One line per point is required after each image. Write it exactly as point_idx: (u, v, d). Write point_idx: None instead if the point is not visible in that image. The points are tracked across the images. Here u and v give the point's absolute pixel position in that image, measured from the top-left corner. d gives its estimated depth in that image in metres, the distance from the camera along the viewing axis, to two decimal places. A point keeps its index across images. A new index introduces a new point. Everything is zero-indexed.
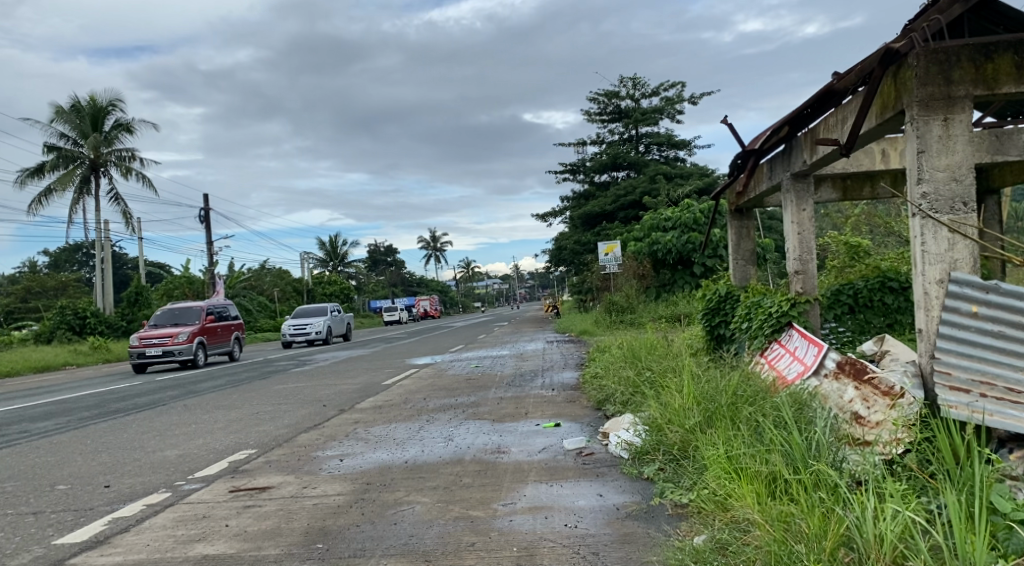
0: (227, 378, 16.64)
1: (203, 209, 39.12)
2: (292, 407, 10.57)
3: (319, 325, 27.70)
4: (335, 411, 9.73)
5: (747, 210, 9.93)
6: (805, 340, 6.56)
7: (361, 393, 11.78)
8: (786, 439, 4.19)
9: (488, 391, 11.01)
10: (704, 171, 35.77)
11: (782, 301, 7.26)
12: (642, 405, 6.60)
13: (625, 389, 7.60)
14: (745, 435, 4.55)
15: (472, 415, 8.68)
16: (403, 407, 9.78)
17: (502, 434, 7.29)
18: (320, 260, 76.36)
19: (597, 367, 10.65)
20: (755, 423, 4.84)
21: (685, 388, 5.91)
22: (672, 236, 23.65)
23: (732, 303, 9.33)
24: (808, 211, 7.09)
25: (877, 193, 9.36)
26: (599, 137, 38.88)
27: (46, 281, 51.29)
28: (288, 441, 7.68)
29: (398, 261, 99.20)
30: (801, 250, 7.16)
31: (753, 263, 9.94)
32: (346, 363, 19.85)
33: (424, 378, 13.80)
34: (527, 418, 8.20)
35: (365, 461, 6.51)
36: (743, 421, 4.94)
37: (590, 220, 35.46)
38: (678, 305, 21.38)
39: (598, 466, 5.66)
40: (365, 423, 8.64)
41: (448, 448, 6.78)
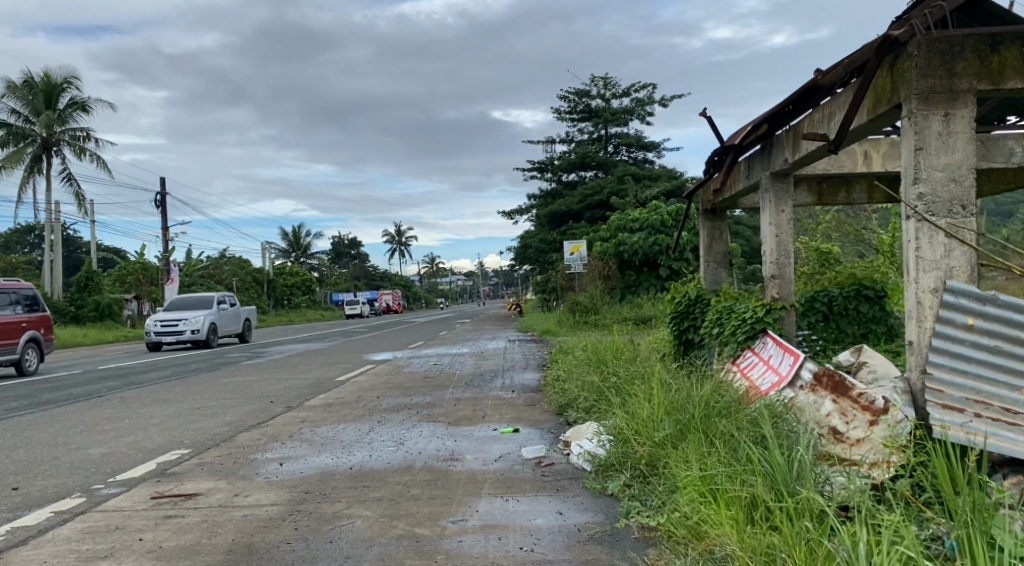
0: (173, 369, 15.83)
1: (160, 192, 37.80)
2: (237, 403, 9.94)
3: (196, 323, 21.98)
4: (282, 409, 9.15)
5: (719, 211, 9.63)
6: (780, 348, 6.27)
7: (312, 390, 11.19)
8: (766, 459, 3.84)
9: (445, 391, 10.50)
10: (672, 174, 35.74)
11: (756, 307, 6.94)
12: (607, 413, 6.21)
13: (589, 396, 7.20)
14: (721, 452, 4.19)
15: (427, 417, 8.19)
16: (355, 406, 9.24)
17: (457, 439, 6.82)
18: (281, 250, 74.88)
19: (559, 369, 10.27)
20: (730, 438, 4.49)
21: (655, 397, 5.53)
22: (638, 237, 23.46)
23: (702, 307, 9.02)
24: (786, 212, 6.79)
25: (852, 199, 9.19)
26: (568, 136, 38.64)
27: None
28: (225, 442, 7.09)
29: (362, 254, 97.81)
30: (777, 255, 6.84)
31: (723, 265, 9.69)
32: (301, 357, 19.14)
33: (380, 375, 13.26)
34: (484, 421, 7.75)
35: (307, 466, 5.98)
36: (717, 436, 4.58)
37: (557, 218, 35.07)
38: (643, 307, 21.13)
39: (558, 479, 5.26)
40: (312, 423, 8.09)
41: (399, 453, 6.28)
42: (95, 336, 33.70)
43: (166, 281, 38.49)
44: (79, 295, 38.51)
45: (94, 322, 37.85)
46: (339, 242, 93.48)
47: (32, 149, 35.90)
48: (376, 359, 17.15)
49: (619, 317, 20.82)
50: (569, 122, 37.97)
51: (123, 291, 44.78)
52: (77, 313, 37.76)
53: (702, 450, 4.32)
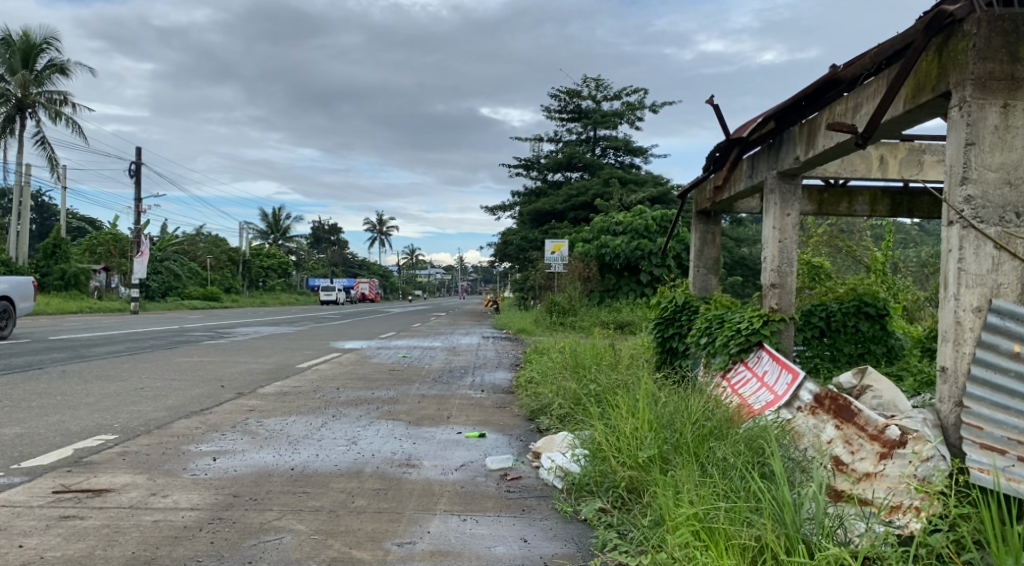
0: (127, 345, 14.94)
1: (134, 161, 36.53)
2: (184, 385, 9.16)
3: None
4: (231, 396, 8.42)
5: (714, 214, 9.07)
6: (776, 365, 5.76)
7: (267, 376, 10.46)
8: (775, 497, 3.26)
9: (411, 386, 9.81)
10: (659, 180, 35.28)
11: (753, 318, 6.37)
12: (583, 424, 5.62)
13: (564, 402, 6.59)
14: (716, 487, 3.62)
15: (386, 414, 7.51)
16: (311, 397, 8.52)
17: (416, 442, 6.17)
18: (259, 231, 73.57)
19: (533, 370, 9.69)
20: (725, 469, 3.93)
21: (639, 411, 4.94)
22: (621, 241, 22.93)
23: (689, 313, 8.46)
24: (792, 216, 6.21)
25: (853, 212, 8.66)
26: (557, 135, 38.09)
27: None
28: (159, 429, 6.35)
29: (341, 240, 96.51)
30: (780, 262, 6.25)
31: (714, 273, 9.12)
32: (265, 340, 18.30)
33: (344, 364, 12.53)
34: (448, 423, 7.09)
35: (243, 464, 5.29)
36: (712, 465, 3.99)
37: (540, 216, 34.44)
38: (622, 312, 20.57)
39: (524, 496, 4.65)
40: (261, 412, 7.37)
41: (349, 455, 5.61)
42: (57, 305, 32.46)
43: (135, 253, 37.25)
44: (44, 262, 37.14)
45: (58, 290, 36.56)
46: (319, 226, 91.97)
47: (5, 109, 34.54)
48: (342, 347, 16.42)
49: (598, 321, 20.23)
50: (558, 121, 37.40)
51: (91, 262, 43.40)
52: (40, 280, 36.40)
53: (693, 482, 3.75)
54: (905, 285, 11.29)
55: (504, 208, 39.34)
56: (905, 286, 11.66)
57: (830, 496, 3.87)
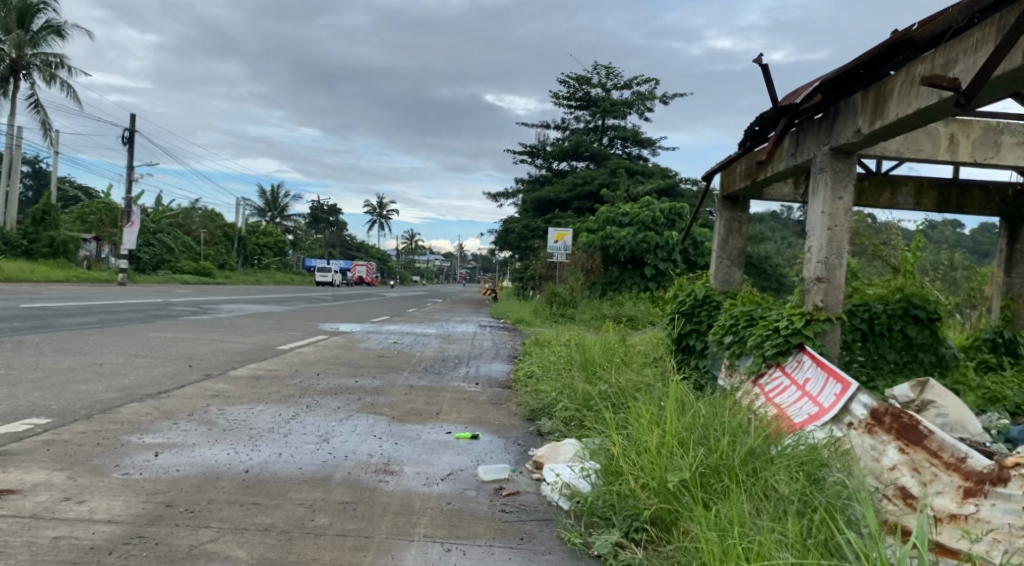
0: (101, 317, 14.05)
1: (128, 129, 35.36)
2: (149, 364, 8.30)
3: None
4: (198, 377, 7.59)
5: (741, 200, 8.32)
6: (822, 371, 4.97)
7: (244, 357, 9.62)
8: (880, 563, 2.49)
9: (399, 376, 8.96)
10: (667, 172, 34.43)
11: (792, 316, 5.54)
12: (592, 432, 4.82)
13: (571, 402, 5.78)
14: (775, 537, 2.83)
15: (367, 407, 6.66)
16: (286, 383, 7.67)
17: (399, 442, 5.33)
18: (257, 208, 72.59)
19: (533, 364, 8.90)
20: (777, 511, 3.14)
21: (663, 421, 4.13)
22: (627, 232, 22.10)
23: (710, 309, 7.69)
24: (845, 200, 5.37)
25: (895, 205, 7.88)
26: (563, 122, 37.16)
27: None
28: (102, 413, 5.51)
29: (340, 221, 95.40)
30: (828, 253, 5.41)
31: (738, 265, 8.33)
32: (251, 318, 17.42)
33: (329, 348, 11.70)
34: (437, 421, 6.26)
35: (189, 461, 4.46)
36: (774, 504, 3.20)
37: (543, 205, 33.56)
38: (625, 306, 19.75)
39: (524, 519, 3.82)
40: (226, 399, 6.53)
41: (318, 455, 4.80)
42: (43, 273, 31.47)
43: (126, 224, 36.20)
44: (33, 229, 36.02)
45: (46, 258, 35.54)
46: (319, 207, 91.24)
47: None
48: (331, 330, 15.55)
49: (600, 314, 19.40)
50: (566, 108, 36.41)
51: (84, 231, 42.35)
52: (29, 247, 35.47)
53: (743, 528, 2.97)
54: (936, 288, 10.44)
55: (508, 195, 38.50)
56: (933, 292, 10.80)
57: (936, 555, 3.35)
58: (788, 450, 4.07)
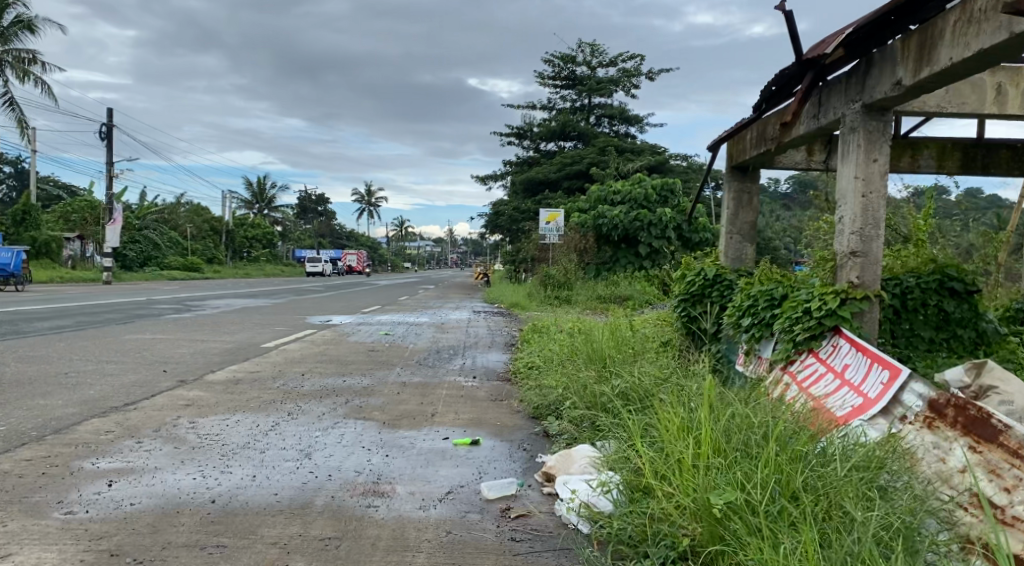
0: (77, 319, 13.33)
1: (106, 124, 34.33)
2: (120, 370, 7.66)
3: None
4: (171, 384, 6.97)
5: (751, 171, 7.75)
6: (866, 358, 4.42)
7: (224, 358, 9.00)
8: None
9: (390, 372, 8.36)
10: (656, 149, 33.86)
11: (823, 295, 4.99)
12: (612, 435, 4.29)
13: (581, 400, 5.25)
14: None
15: (355, 412, 6.07)
16: (267, 386, 7.08)
17: (389, 454, 4.76)
18: (244, 201, 71.65)
19: (532, 354, 8.37)
20: (848, 547, 2.64)
21: (695, 425, 3.60)
22: (620, 211, 21.49)
23: (723, 289, 7.17)
24: (881, 161, 4.82)
25: (917, 167, 7.27)
26: (550, 103, 36.44)
27: None
28: (54, 434, 4.88)
29: (328, 211, 94.37)
30: (864, 222, 4.87)
31: (750, 240, 7.82)
32: (236, 314, 16.73)
33: (316, 344, 11.10)
34: (431, 424, 5.69)
35: (146, 491, 3.84)
36: (850, 537, 2.68)
37: (532, 186, 32.79)
38: (621, 287, 19.20)
39: (538, 551, 3.25)
40: (198, 409, 5.90)
41: (298, 476, 4.20)
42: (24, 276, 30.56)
43: (107, 221, 35.25)
44: (13, 230, 34.94)
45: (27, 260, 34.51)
46: (306, 198, 90.35)
47: None
48: (319, 323, 14.92)
49: (598, 296, 18.82)
50: (552, 87, 35.67)
51: (65, 229, 41.31)
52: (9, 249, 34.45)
53: None
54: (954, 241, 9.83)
55: (497, 177, 37.81)
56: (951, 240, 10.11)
57: None
58: (835, 447, 3.57)
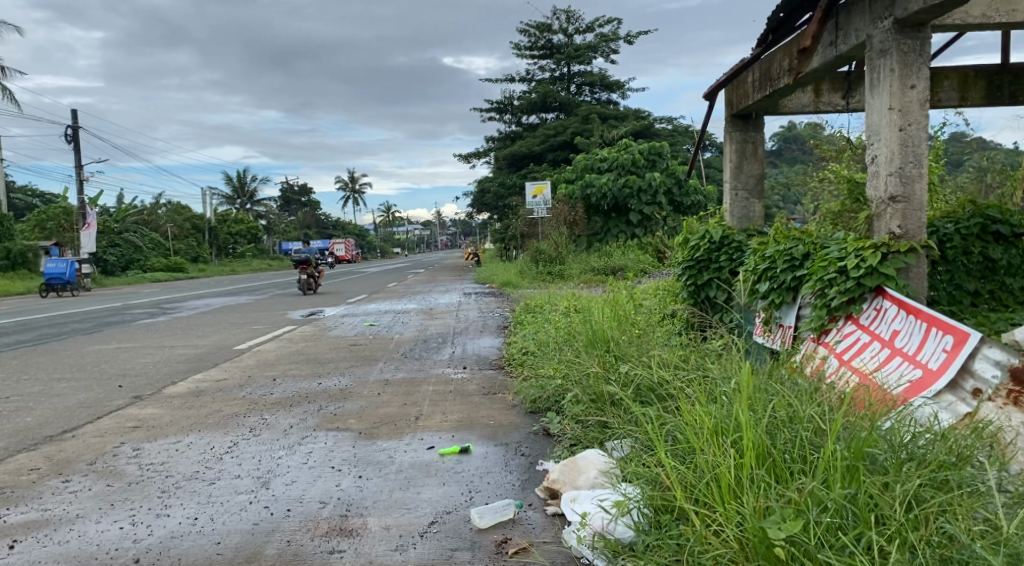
0: (38, 333, 12.28)
1: (73, 124, 32.77)
2: (69, 388, 6.74)
3: None
4: (122, 401, 6.10)
5: (755, 118, 7.09)
6: (922, 322, 3.78)
7: (189, 367, 8.12)
8: None
9: (371, 370, 7.57)
10: (640, 114, 33.04)
11: (860, 252, 4.35)
12: (632, 433, 3.63)
13: (584, 392, 4.56)
14: None
15: (328, 422, 5.30)
16: (231, 398, 6.27)
17: (364, 474, 4.04)
18: (225, 196, 70.28)
19: (528, 338, 7.66)
20: None
21: (730, 423, 2.94)
22: (607, 179, 20.71)
23: (732, 252, 6.44)
24: (918, 89, 4.27)
25: (938, 100, 6.53)
26: (528, 74, 35.40)
27: None
28: None
29: (312, 202, 93.00)
30: (904, 161, 4.32)
31: (757, 196, 7.13)
32: (214, 315, 15.76)
33: (295, 342, 10.29)
34: (416, 431, 4.97)
35: (58, 550, 3.06)
36: None
37: (517, 160, 31.86)
38: (614, 257, 18.49)
39: None
40: (148, 431, 5.05)
41: (251, 514, 3.45)
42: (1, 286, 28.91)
43: (81, 226, 34.03)
44: None
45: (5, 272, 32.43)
46: (288, 189, 88.96)
47: None
48: (301, 318, 14.07)
49: (591, 269, 18.07)
50: (529, 58, 34.62)
51: (42, 238, 39.80)
52: None
53: None
54: (967, 180, 9.16)
55: (479, 155, 36.84)
56: (960, 180, 9.46)
57: None
58: (905, 434, 2.90)
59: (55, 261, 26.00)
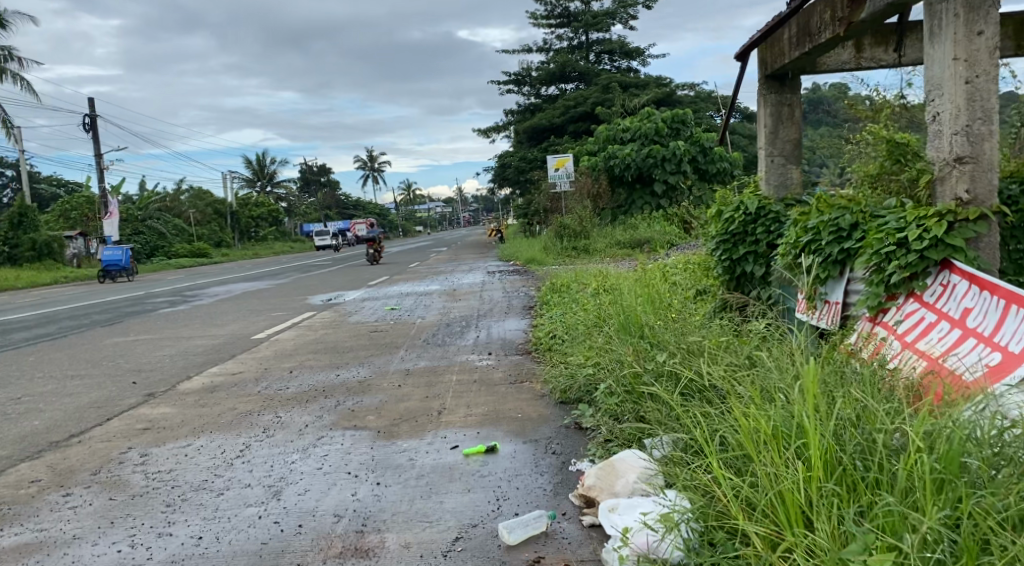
0: (59, 325, 12.11)
1: (90, 112, 32.58)
2: (82, 387, 6.50)
3: None
4: (136, 401, 5.86)
5: (790, 79, 6.58)
6: (999, 298, 3.36)
7: (206, 359, 7.87)
8: None
9: (392, 358, 7.28)
10: (661, 81, 32.22)
11: (921, 222, 3.92)
12: (675, 434, 3.28)
13: (617, 383, 4.21)
14: None
15: (346, 419, 5.01)
16: (247, 393, 6.00)
17: (383, 480, 3.73)
18: (247, 180, 70.36)
19: (554, 320, 7.32)
20: None
21: (792, 427, 2.58)
22: (630, 149, 20.10)
23: (770, 224, 5.99)
24: (987, 35, 3.79)
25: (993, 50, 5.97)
26: (545, 45, 34.63)
27: None
28: None
29: (333, 183, 93.03)
30: (970, 117, 3.86)
31: (795, 162, 6.67)
32: (236, 301, 15.55)
33: (315, 330, 10.03)
34: (438, 427, 4.65)
35: None
36: None
37: (536, 133, 31.27)
38: (640, 229, 18.00)
39: None
40: (157, 434, 4.78)
41: (260, 531, 3.15)
42: (28, 276, 28.93)
43: (103, 214, 34.05)
44: (12, 233, 32.84)
45: (32, 263, 32.39)
46: (308, 170, 89.14)
47: None
48: (322, 303, 13.80)
49: (616, 242, 17.58)
50: (546, 28, 33.82)
51: (67, 228, 39.92)
52: (11, 253, 32.27)
53: None
54: None
55: (498, 129, 36.26)
56: None
57: None
58: (996, 431, 2.52)
59: (111, 249, 28.01)
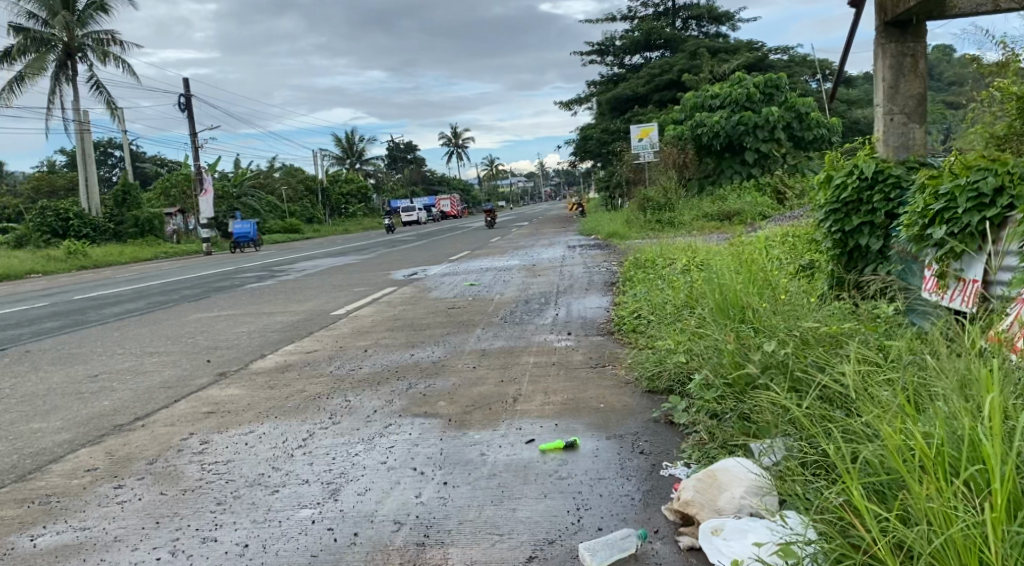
0: (150, 301, 12.39)
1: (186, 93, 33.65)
2: (159, 366, 6.43)
3: None
4: (207, 380, 5.73)
5: (914, 24, 5.70)
6: None
7: (281, 337, 7.74)
8: None
9: (468, 337, 6.93)
10: (754, 45, 30.52)
11: None
12: (792, 441, 2.72)
13: (716, 373, 3.67)
14: None
15: (416, 405, 4.68)
16: (317, 374, 5.77)
17: (450, 480, 3.35)
18: (335, 158, 72.00)
19: (641, 298, 6.79)
20: None
21: (959, 449, 2.01)
22: (720, 116, 18.87)
23: (890, 190, 5.23)
24: None
25: None
26: (630, 12, 33.40)
27: (51, 182, 46.80)
28: (22, 478, 3.63)
29: (417, 159, 94.12)
30: None
31: (918, 119, 5.82)
32: (320, 277, 15.64)
33: (393, 307, 9.81)
34: (512, 416, 4.25)
35: None
36: None
37: (620, 103, 30.26)
38: (730, 201, 17.04)
39: None
40: (222, 418, 4.59)
41: (313, 540, 2.82)
42: (132, 252, 30.34)
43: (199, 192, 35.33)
44: (116, 210, 34.44)
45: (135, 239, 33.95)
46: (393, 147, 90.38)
47: None
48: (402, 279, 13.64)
49: (704, 215, 16.67)
50: None
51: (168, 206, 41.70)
52: (116, 230, 33.82)
53: None
54: None
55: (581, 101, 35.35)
56: None
57: None
58: None
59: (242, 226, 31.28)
